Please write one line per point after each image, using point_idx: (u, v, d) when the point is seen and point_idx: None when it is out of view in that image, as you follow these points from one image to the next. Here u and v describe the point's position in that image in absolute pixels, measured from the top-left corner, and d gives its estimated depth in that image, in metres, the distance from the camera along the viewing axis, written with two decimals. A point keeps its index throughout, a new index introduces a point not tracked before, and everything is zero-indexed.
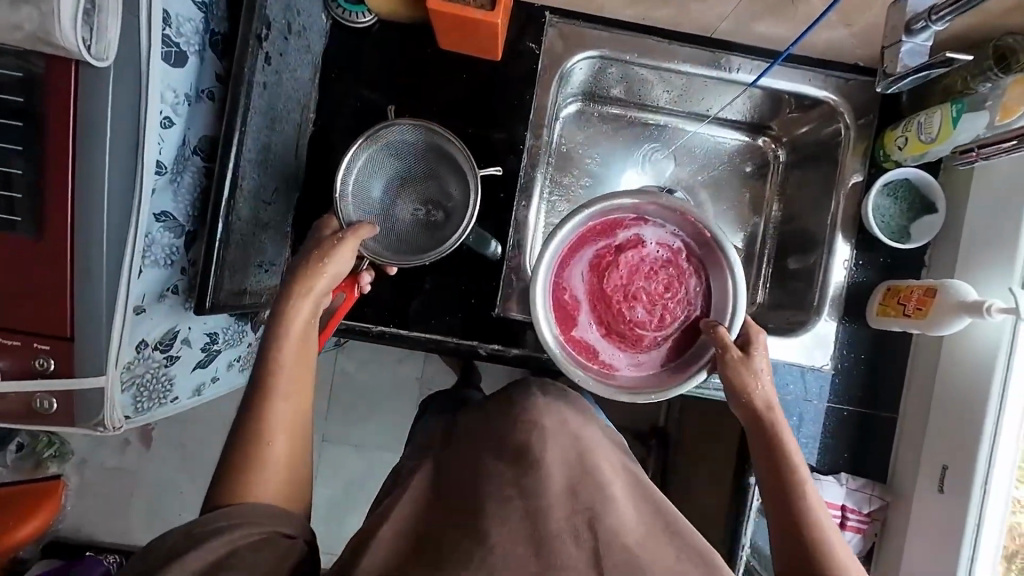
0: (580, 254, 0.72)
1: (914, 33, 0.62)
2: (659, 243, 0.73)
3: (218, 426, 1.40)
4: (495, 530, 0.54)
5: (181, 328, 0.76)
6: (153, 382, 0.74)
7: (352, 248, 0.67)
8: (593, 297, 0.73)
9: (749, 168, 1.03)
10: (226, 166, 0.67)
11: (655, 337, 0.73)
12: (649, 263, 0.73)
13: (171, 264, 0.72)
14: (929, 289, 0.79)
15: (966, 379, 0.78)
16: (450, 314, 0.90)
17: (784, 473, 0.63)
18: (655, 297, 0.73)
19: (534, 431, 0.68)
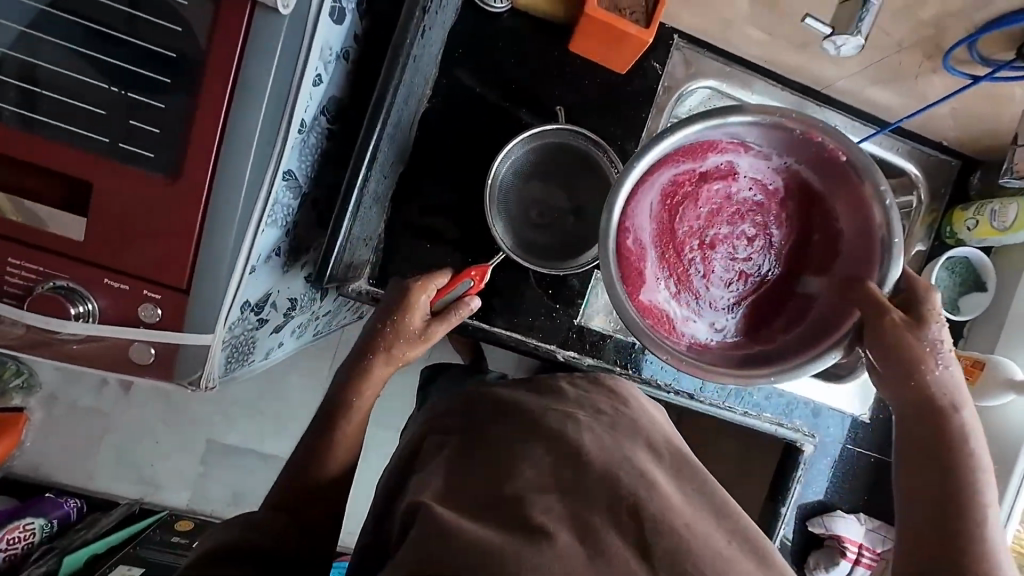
0: (657, 178, 0.63)
1: None
2: (753, 179, 0.65)
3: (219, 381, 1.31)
4: (542, 513, 0.56)
5: (273, 291, 0.73)
6: (243, 343, 0.71)
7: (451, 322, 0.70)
8: (669, 238, 0.65)
9: None
10: (370, 135, 0.67)
11: (735, 290, 0.66)
12: (737, 199, 0.65)
13: (283, 226, 0.69)
14: (977, 360, 0.86)
15: (995, 447, 0.87)
16: (528, 316, 0.90)
17: (951, 480, 0.53)
18: (737, 243, 0.66)
19: (568, 421, 0.70)
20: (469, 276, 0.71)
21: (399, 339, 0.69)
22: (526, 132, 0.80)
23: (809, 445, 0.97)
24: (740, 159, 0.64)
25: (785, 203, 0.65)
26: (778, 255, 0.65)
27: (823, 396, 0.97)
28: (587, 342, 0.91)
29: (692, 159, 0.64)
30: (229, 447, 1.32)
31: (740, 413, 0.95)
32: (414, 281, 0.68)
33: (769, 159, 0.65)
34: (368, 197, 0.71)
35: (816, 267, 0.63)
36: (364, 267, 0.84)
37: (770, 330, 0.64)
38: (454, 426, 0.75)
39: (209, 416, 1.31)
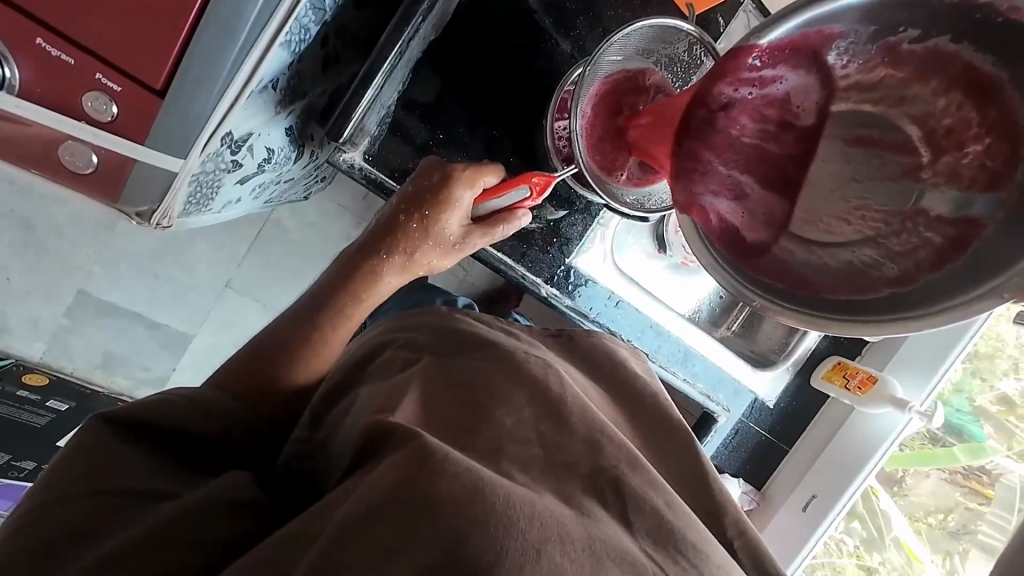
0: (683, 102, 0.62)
1: None
2: (804, 81, 0.51)
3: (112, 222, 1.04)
4: (520, 471, 0.45)
5: (255, 132, 0.59)
6: (208, 184, 0.57)
7: (489, 232, 0.71)
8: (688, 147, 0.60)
9: None
10: None
11: (810, 207, 0.49)
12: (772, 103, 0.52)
13: (292, 52, 0.55)
14: (872, 376, 1.05)
15: (858, 444, 1.06)
16: (522, 242, 0.86)
17: None
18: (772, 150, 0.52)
19: (552, 368, 0.58)
20: (524, 184, 0.69)
21: (430, 242, 0.69)
22: (655, 19, 0.69)
23: (723, 416, 1.08)
24: (820, 49, 0.50)
25: (912, 112, 0.46)
26: (793, 172, 0.51)
27: (746, 379, 1.09)
28: (571, 283, 0.90)
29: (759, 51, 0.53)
30: (107, 303, 1.09)
31: (681, 379, 1.02)
32: (462, 170, 0.66)
33: (886, 34, 0.47)
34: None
35: (978, 185, 0.43)
36: (365, 137, 0.73)
37: (882, 275, 0.47)
38: (427, 347, 0.62)
39: (86, 263, 1.05)
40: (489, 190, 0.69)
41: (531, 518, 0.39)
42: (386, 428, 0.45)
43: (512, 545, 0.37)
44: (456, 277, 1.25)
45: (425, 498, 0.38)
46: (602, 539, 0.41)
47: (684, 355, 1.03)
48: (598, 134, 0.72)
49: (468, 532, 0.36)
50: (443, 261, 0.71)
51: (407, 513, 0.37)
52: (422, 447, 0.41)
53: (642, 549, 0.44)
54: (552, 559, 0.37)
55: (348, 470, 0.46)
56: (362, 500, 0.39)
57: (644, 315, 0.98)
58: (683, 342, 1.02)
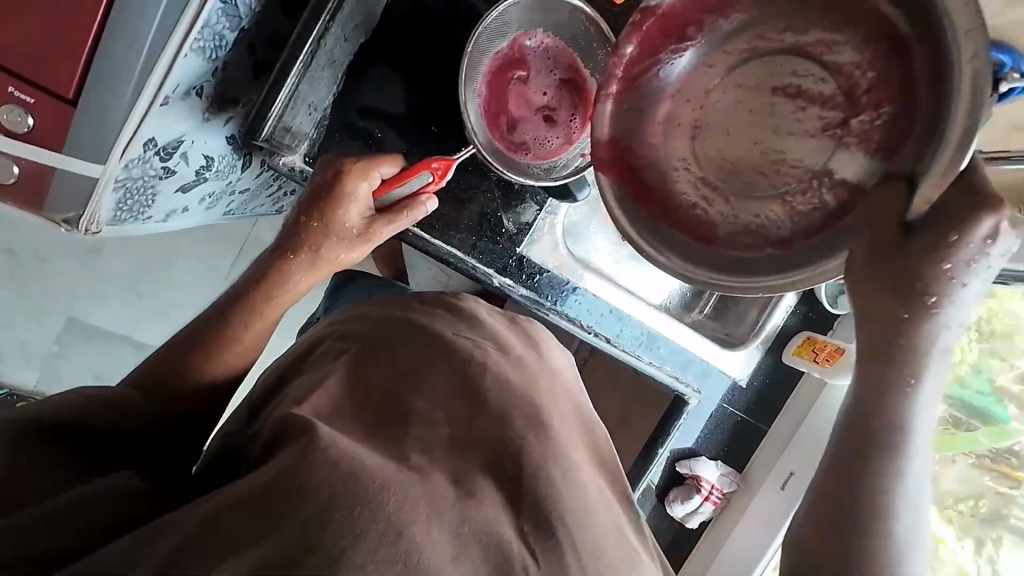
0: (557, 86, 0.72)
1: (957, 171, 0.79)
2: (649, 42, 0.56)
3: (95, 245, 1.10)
4: (418, 454, 0.45)
5: (186, 139, 0.62)
6: (140, 190, 0.60)
7: (384, 223, 0.70)
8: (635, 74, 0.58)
9: None
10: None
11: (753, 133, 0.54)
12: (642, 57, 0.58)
13: (210, 60, 0.57)
14: (839, 347, 1.04)
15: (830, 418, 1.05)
16: (473, 236, 0.89)
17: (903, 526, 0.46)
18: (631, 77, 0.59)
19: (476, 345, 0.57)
20: (426, 169, 0.69)
21: (335, 236, 0.69)
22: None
23: (694, 399, 1.06)
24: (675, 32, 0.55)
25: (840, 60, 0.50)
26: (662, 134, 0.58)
27: (715, 359, 1.09)
28: (525, 273, 0.92)
29: (640, 30, 0.55)
30: (92, 328, 1.11)
31: (648, 364, 1.02)
32: (350, 165, 0.67)
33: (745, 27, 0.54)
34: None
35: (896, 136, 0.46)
36: (302, 141, 0.73)
37: (776, 232, 0.52)
38: (362, 334, 0.63)
39: (73, 289, 1.09)
40: (387, 179, 0.70)
41: (405, 501, 0.39)
42: (286, 421, 0.45)
43: (373, 527, 0.37)
44: (437, 277, 1.28)
45: (300, 486, 0.38)
46: (477, 521, 0.41)
47: (650, 338, 1.03)
48: (493, 115, 0.72)
49: (331, 512, 0.37)
50: (353, 255, 0.71)
51: (283, 496, 0.38)
52: (308, 438, 0.41)
53: (523, 531, 0.42)
54: (416, 540, 0.37)
55: (254, 461, 0.47)
56: (242, 492, 0.39)
57: (603, 300, 0.98)
58: (646, 326, 1.02)
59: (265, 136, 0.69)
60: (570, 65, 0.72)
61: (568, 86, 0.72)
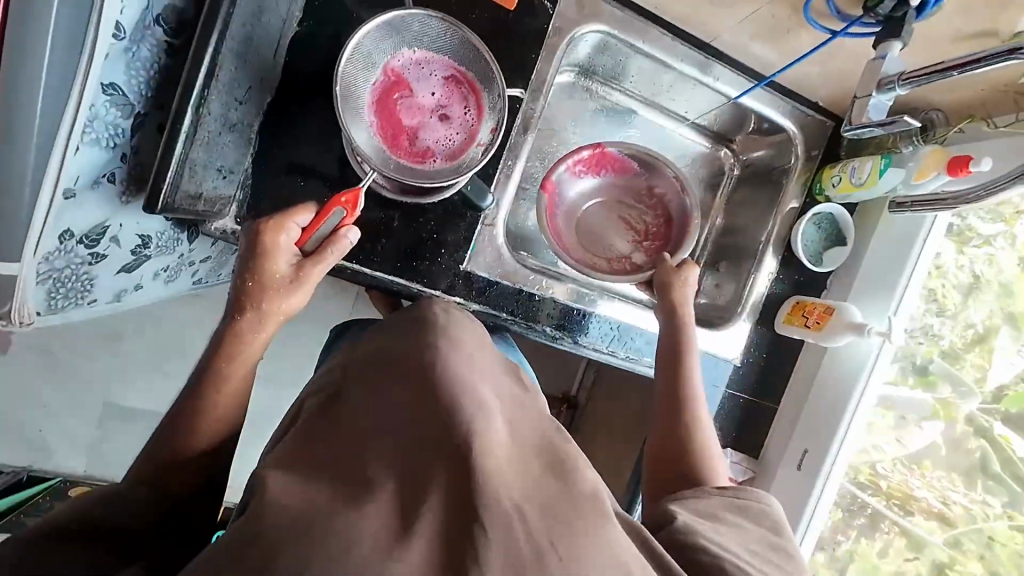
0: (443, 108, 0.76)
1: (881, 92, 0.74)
2: (432, 97, 0.76)
3: (97, 336, 1.17)
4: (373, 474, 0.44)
5: (111, 224, 0.67)
6: (72, 279, 0.65)
7: (314, 266, 0.70)
8: (410, 112, 0.75)
9: (706, 175, 1.14)
10: (207, 41, 0.59)
11: (604, 234, 1.01)
12: (417, 106, 0.75)
13: (113, 148, 0.62)
14: (828, 307, 0.96)
15: (836, 385, 0.97)
16: (416, 262, 0.87)
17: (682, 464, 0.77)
18: (427, 115, 0.76)
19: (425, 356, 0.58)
20: (339, 206, 0.71)
21: (270, 290, 0.69)
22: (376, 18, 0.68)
23: None
24: (458, 90, 0.76)
25: (659, 200, 1.00)
26: (555, 210, 0.96)
27: (701, 341, 1.03)
28: (473, 288, 0.91)
29: (447, 88, 0.76)
30: (112, 411, 1.20)
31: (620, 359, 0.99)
32: (264, 222, 0.68)
33: (610, 183, 1.01)
34: (222, 80, 0.62)
35: (647, 241, 1.00)
36: (229, 204, 0.76)
37: (597, 265, 0.95)
38: (330, 371, 0.64)
39: (93, 378, 1.18)
40: (307, 226, 0.71)
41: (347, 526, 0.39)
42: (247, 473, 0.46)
43: (322, 553, 0.38)
44: None
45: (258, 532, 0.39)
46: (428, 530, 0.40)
47: (622, 331, 1.00)
48: (392, 137, 0.74)
49: (281, 548, 0.38)
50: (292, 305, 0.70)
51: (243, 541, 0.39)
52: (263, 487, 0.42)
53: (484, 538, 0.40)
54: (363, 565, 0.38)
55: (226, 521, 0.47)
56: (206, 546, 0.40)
57: (564, 302, 0.96)
58: (616, 319, 0.99)
59: (177, 216, 0.66)
60: (450, 67, 0.76)
61: (454, 87, 0.76)
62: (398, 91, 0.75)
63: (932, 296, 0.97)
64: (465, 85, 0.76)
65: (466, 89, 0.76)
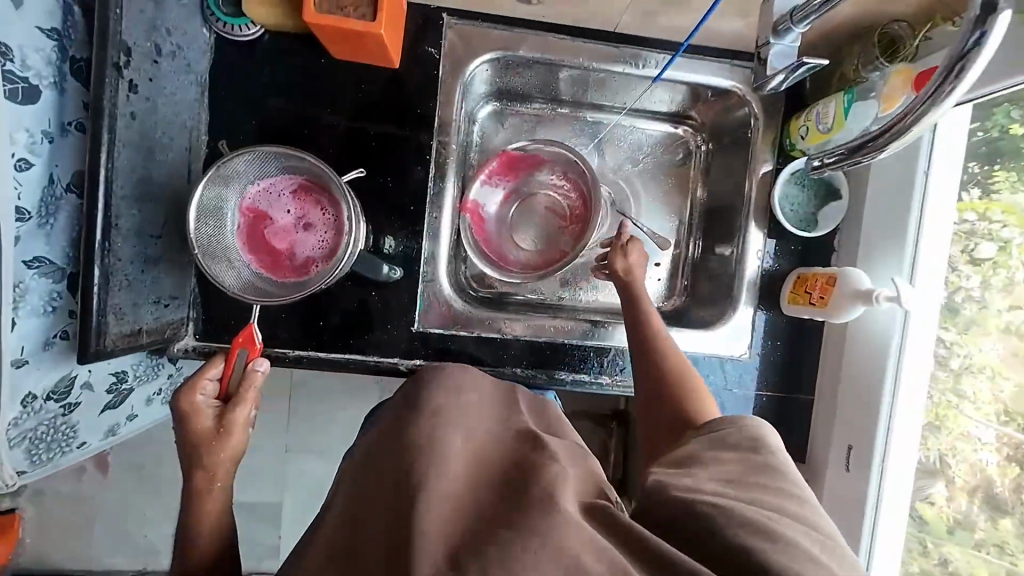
0: (306, 218, 0.70)
1: (780, 35, 0.59)
2: (291, 214, 0.70)
3: (147, 456, 1.28)
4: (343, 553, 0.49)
5: (78, 373, 0.73)
6: (51, 432, 0.73)
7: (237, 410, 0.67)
8: (277, 239, 0.70)
9: (679, 156, 1.04)
10: (95, 204, 0.62)
11: (537, 231, 1.03)
12: (280, 230, 0.70)
13: (55, 311, 0.68)
14: (830, 277, 0.82)
15: (866, 365, 0.81)
16: (369, 336, 0.87)
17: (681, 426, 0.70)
18: (294, 231, 0.70)
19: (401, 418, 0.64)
20: (242, 346, 0.70)
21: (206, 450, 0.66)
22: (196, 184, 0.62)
23: None
24: (312, 195, 0.70)
25: (570, 184, 1.02)
26: (481, 222, 1.00)
27: (697, 345, 0.92)
28: (428, 347, 0.88)
29: (301, 199, 0.70)
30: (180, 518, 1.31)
31: (607, 384, 0.91)
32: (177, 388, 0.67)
33: (527, 178, 1.02)
34: (125, 227, 0.67)
35: (573, 226, 1.02)
36: (186, 325, 0.83)
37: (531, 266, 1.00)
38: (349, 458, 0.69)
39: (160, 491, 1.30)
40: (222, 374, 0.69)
41: None
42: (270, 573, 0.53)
43: None
44: None
45: None
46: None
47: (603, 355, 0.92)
48: (273, 268, 0.69)
49: None
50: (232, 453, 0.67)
51: None
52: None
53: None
54: None
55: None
56: None
57: (529, 339, 0.90)
58: (594, 344, 0.91)
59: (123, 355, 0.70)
60: (289, 181, 0.70)
61: (304, 196, 0.70)
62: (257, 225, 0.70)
63: (964, 236, 0.78)
64: (314, 188, 0.69)
65: (317, 191, 0.70)
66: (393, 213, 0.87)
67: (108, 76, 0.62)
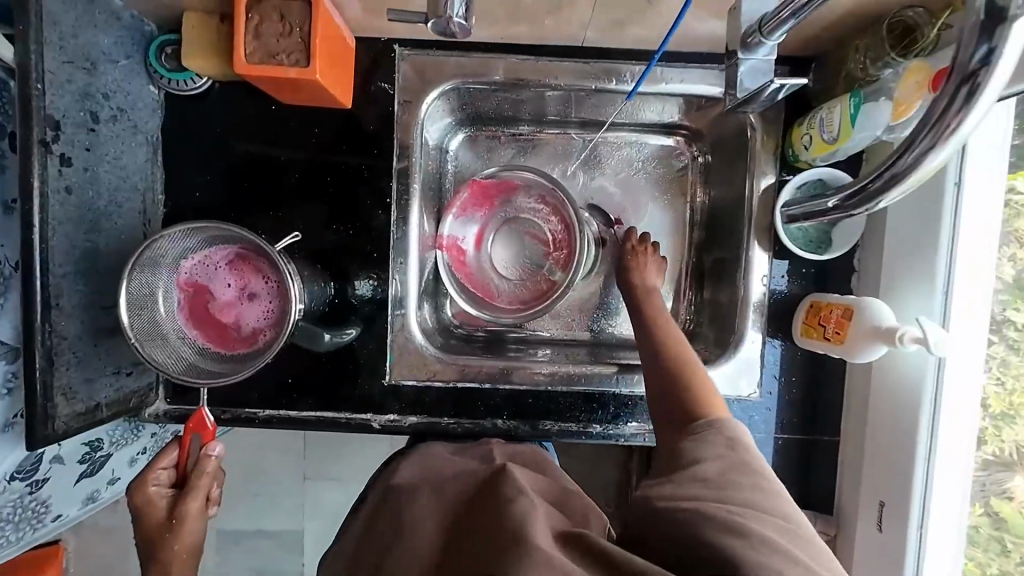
0: (247, 286, 0.66)
1: (752, 49, 0.53)
2: (232, 285, 0.66)
3: None
4: None
5: (47, 450, 0.73)
6: (22, 508, 0.74)
7: (189, 500, 0.64)
8: (221, 312, 0.66)
9: (681, 164, 0.94)
10: (33, 288, 0.60)
11: (525, 257, 0.96)
12: (222, 304, 0.66)
13: (10, 391, 0.67)
14: (846, 311, 0.71)
15: (893, 410, 0.70)
16: (341, 393, 0.83)
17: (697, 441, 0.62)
18: (237, 301, 0.66)
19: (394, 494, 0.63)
20: (195, 431, 0.66)
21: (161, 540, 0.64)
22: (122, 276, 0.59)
23: None
24: (251, 262, 0.66)
25: (550, 208, 0.93)
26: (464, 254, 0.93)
27: None
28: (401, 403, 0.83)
29: (240, 269, 0.66)
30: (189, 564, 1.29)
31: (595, 434, 0.84)
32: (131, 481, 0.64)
33: (506, 202, 0.94)
34: (69, 306, 0.65)
35: (560, 251, 0.94)
36: (153, 392, 0.81)
37: (518, 299, 0.93)
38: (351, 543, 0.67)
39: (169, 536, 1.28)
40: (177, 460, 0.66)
41: None
42: None
43: None
44: None
45: None
46: None
47: (593, 399, 0.84)
48: (220, 341, 0.65)
49: None
50: (188, 541, 0.65)
51: None
52: None
53: None
54: None
55: None
56: None
57: (508, 389, 0.84)
58: (581, 390, 0.84)
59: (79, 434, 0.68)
60: (224, 252, 0.66)
61: (243, 265, 0.66)
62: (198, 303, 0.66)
63: (1009, 257, 0.65)
64: (250, 254, 0.66)
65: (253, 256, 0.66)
66: (357, 261, 0.84)
67: (34, 155, 0.59)
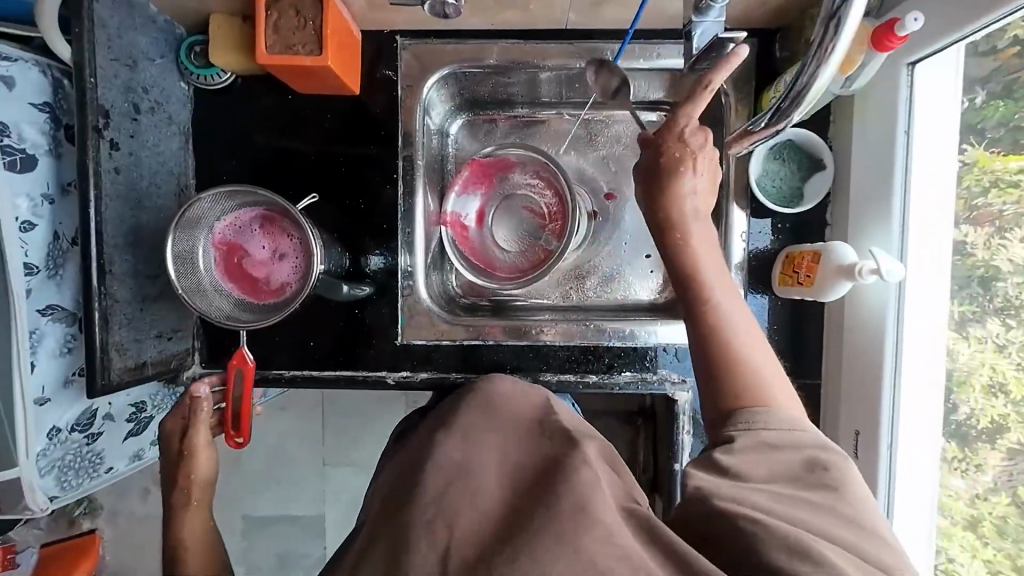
0: (276, 246, 0.75)
1: (703, 12, 0.62)
2: (263, 246, 0.75)
3: None
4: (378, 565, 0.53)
5: (100, 406, 0.82)
6: (79, 460, 0.82)
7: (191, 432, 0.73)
8: (253, 270, 0.75)
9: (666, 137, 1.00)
10: (92, 253, 0.70)
11: (524, 231, 1.03)
12: (255, 262, 0.75)
13: (70, 351, 0.77)
14: (814, 255, 0.77)
15: (864, 342, 0.76)
16: (358, 352, 0.92)
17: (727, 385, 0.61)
18: (268, 260, 0.75)
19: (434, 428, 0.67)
20: (236, 367, 0.77)
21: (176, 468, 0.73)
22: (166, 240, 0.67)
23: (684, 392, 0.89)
24: (280, 225, 0.75)
25: (544, 179, 1.00)
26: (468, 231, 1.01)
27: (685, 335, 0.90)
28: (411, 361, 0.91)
29: (270, 232, 0.75)
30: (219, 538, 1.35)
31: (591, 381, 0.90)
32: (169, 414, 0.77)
33: (505, 180, 1.02)
34: (119, 272, 0.74)
35: (555, 222, 1.00)
36: (190, 356, 0.91)
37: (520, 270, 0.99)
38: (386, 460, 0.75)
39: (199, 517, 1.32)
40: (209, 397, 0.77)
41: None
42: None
43: None
44: None
45: None
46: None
47: (588, 351, 0.91)
48: (254, 296, 0.74)
49: None
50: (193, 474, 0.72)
51: None
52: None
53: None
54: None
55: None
56: None
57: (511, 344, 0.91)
58: (578, 343, 0.91)
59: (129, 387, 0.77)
60: (255, 215, 0.75)
61: (272, 227, 0.75)
62: (232, 261, 0.75)
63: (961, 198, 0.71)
64: (280, 218, 0.75)
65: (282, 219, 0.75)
66: (370, 233, 0.92)
67: (89, 139, 0.68)
